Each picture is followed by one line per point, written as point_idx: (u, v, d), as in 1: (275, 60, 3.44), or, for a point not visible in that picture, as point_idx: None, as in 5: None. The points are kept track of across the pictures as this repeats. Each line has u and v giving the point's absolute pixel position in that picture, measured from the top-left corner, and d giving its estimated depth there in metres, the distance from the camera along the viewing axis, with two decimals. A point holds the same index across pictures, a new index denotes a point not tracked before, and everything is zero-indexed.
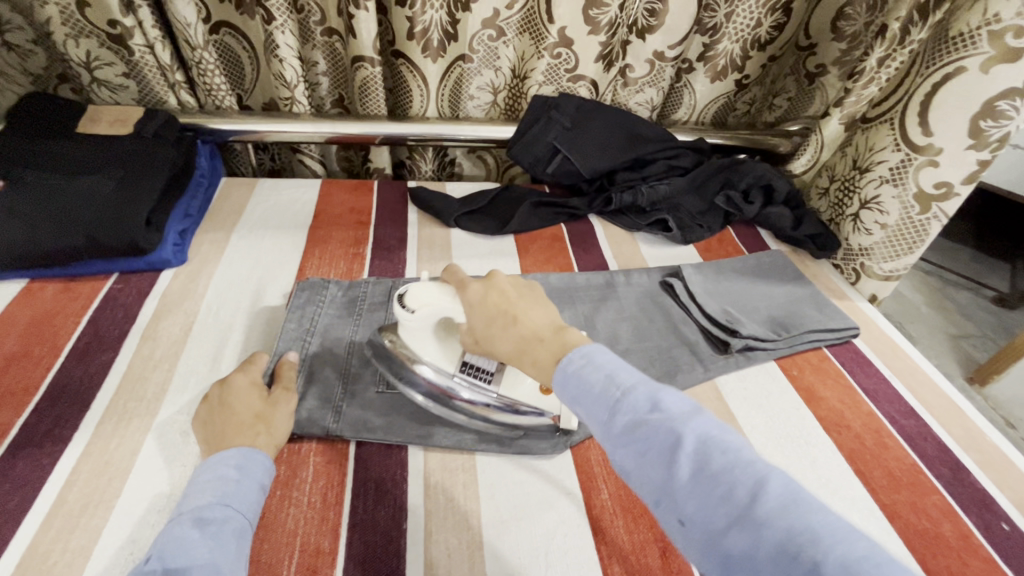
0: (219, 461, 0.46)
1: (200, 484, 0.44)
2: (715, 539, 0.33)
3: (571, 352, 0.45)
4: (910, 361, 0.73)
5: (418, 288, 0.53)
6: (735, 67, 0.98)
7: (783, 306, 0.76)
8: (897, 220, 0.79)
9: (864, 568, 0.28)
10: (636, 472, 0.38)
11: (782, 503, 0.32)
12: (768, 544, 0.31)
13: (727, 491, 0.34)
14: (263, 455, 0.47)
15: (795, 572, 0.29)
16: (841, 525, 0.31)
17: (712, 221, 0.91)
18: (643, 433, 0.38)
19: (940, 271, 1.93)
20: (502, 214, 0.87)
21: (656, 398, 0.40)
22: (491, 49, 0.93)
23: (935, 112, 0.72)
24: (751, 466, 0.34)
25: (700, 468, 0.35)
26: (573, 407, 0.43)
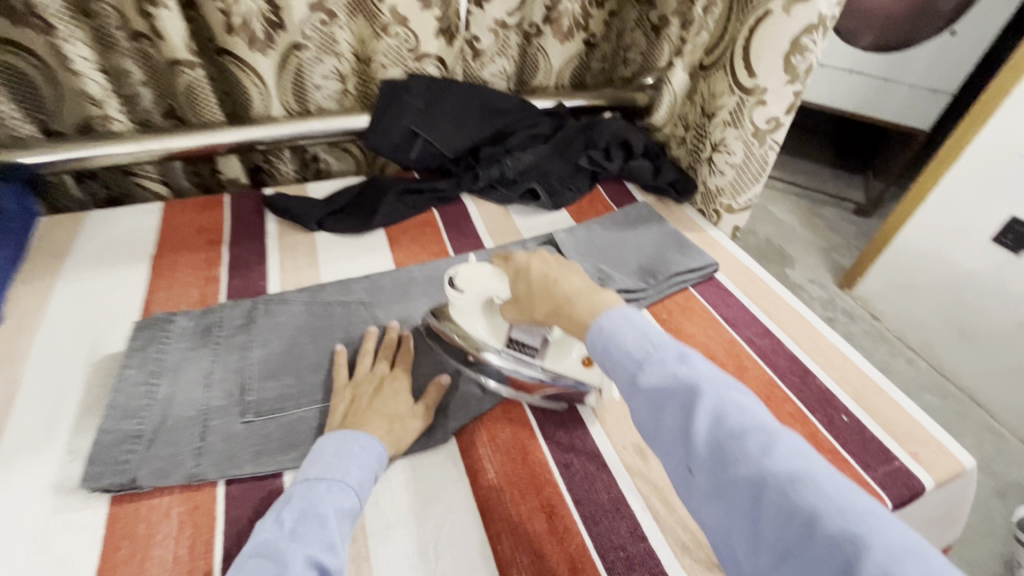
0: (347, 438, 0.49)
1: (326, 457, 0.47)
2: (722, 489, 0.36)
3: (608, 312, 0.47)
4: (764, 285, 0.79)
5: (466, 271, 0.60)
6: (580, 27, 1.01)
7: (650, 253, 0.80)
8: (745, 157, 0.84)
9: (858, 513, 0.32)
10: (648, 420, 0.40)
11: (791, 458, 0.35)
12: (772, 490, 0.34)
13: (741, 445, 0.36)
14: (382, 444, 0.50)
15: (796, 517, 0.32)
16: (844, 481, 0.34)
17: (581, 182, 0.93)
18: (665, 383, 0.40)
19: (808, 192, 2.13)
20: (366, 209, 0.83)
21: (684, 353, 0.42)
22: (326, 34, 0.86)
23: (759, 58, 0.75)
24: (767, 427, 0.37)
25: (718, 423, 0.38)
26: (603, 362, 0.45)
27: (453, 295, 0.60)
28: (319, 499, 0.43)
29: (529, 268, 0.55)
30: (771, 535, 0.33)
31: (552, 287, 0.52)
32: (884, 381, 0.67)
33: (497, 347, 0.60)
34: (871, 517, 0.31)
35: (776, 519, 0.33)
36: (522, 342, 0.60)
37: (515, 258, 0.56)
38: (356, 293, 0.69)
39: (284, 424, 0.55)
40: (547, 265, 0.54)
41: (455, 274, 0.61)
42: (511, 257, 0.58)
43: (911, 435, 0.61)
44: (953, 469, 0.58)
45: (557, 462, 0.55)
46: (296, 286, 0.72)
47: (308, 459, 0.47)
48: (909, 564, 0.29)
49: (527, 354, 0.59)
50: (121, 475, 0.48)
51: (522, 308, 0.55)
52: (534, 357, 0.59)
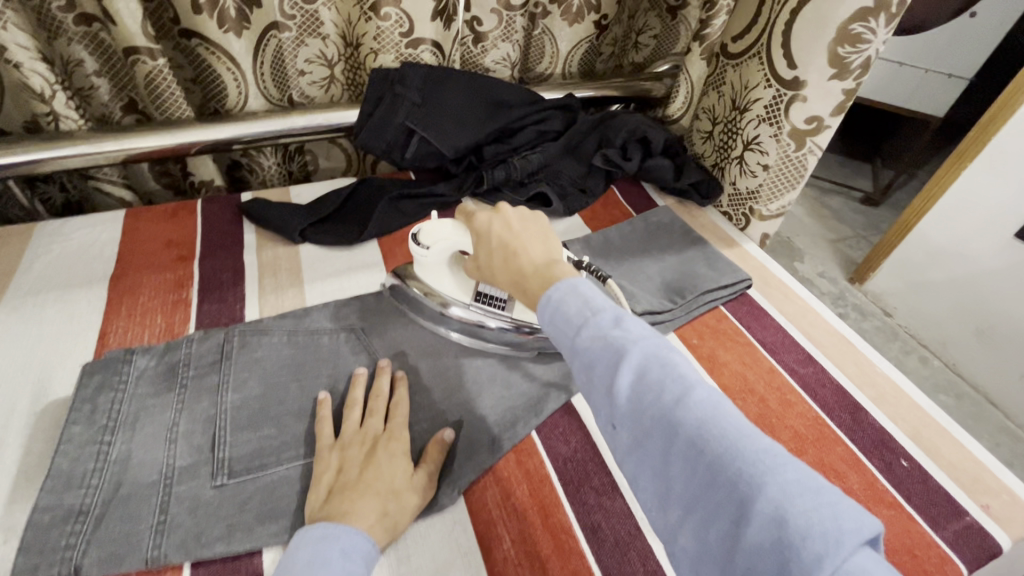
0: (326, 537, 0.40)
1: (298, 566, 0.38)
2: (641, 442, 0.35)
3: (558, 283, 0.43)
4: (801, 301, 0.72)
5: (430, 226, 0.58)
6: (591, 8, 0.91)
7: (676, 267, 0.72)
8: (779, 159, 0.74)
9: (764, 459, 0.31)
10: (581, 383, 0.38)
11: (708, 408, 0.34)
12: (683, 440, 0.33)
13: (658, 398, 0.35)
14: (370, 541, 0.41)
15: (703, 464, 0.32)
16: (751, 427, 0.33)
17: (596, 184, 0.84)
18: (596, 345, 0.38)
19: (815, 181, 2.05)
20: (358, 217, 0.75)
21: (616, 312, 0.39)
22: (309, 14, 0.78)
23: (798, 44, 0.66)
24: (686, 378, 0.35)
25: (641, 380, 0.36)
26: (545, 329, 0.42)
27: (418, 252, 0.58)
28: None
29: (490, 234, 0.51)
30: (684, 482, 0.33)
31: (512, 259, 0.48)
32: (943, 416, 0.59)
33: (466, 300, 0.60)
34: (777, 461, 0.31)
35: (688, 469, 0.33)
36: (490, 294, 0.60)
37: (476, 222, 0.53)
38: (345, 320, 0.61)
39: (262, 486, 0.46)
40: (508, 234, 0.50)
41: (419, 231, 0.59)
42: (473, 212, 0.54)
43: (979, 483, 0.53)
44: None
45: (583, 527, 0.47)
46: (277, 310, 0.63)
47: (277, 574, 0.38)
48: (800, 497, 0.30)
49: (496, 305, 0.59)
50: (62, 565, 0.39)
51: (481, 275, 0.53)
52: (503, 308, 0.59)
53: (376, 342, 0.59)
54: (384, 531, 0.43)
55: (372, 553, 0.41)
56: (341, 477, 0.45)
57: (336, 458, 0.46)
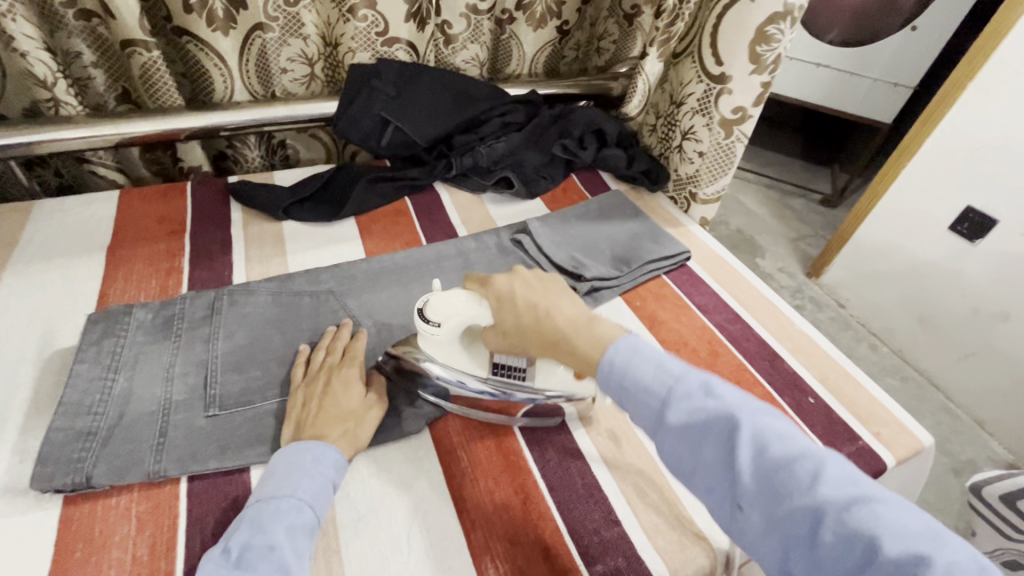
0: (299, 449, 0.47)
1: (278, 471, 0.45)
2: (774, 520, 0.36)
3: (614, 344, 0.47)
4: (735, 272, 0.81)
5: (439, 299, 0.54)
6: (553, 15, 1.01)
7: (624, 242, 0.81)
8: (712, 146, 0.84)
9: (913, 531, 0.32)
10: (692, 459, 0.41)
11: (842, 483, 0.35)
12: (828, 518, 0.34)
13: (786, 474, 0.37)
14: (338, 450, 0.48)
15: (856, 543, 0.33)
16: (892, 500, 0.35)
17: (556, 171, 0.93)
18: (700, 421, 0.41)
19: (778, 184, 2.17)
20: (335, 198, 0.82)
21: (708, 384, 0.42)
22: (292, 15, 0.85)
23: (723, 44, 0.76)
24: (808, 451, 0.37)
25: (761, 455, 0.38)
26: (621, 402, 0.45)
27: (428, 332, 0.53)
28: (268, 522, 0.42)
29: (513, 297, 0.52)
30: (835, 562, 0.34)
31: (546, 320, 0.50)
32: (850, 364, 0.68)
33: (484, 375, 0.55)
34: (931, 536, 0.32)
35: (835, 546, 0.34)
36: (509, 365, 0.55)
37: (496, 284, 0.52)
38: (325, 284, 0.67)
39: (250, 417, 0.53)
40: (531, 294, 0.51)
41: (426, 306, 0.54)
42: (487, 281, 0.53)
43: (873, 416, 0.62)
44: (913, 448, 0.60)
45: (531, 450, 0.55)
46: (262, 276, 0.70)
47: (262, 476, 0.46)
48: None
49: (517, 378, 0.55)
50: (75, 474, 0.46)
51: (509, 338, 0.52)
52: (525, 378, 0.55)
53: (354, 302, 0.66)
54: (349, 444, 0.50)
55: (342, 461, 0.48)
56: (321, 404, 0.51)
57: (300, 396, 0.53)
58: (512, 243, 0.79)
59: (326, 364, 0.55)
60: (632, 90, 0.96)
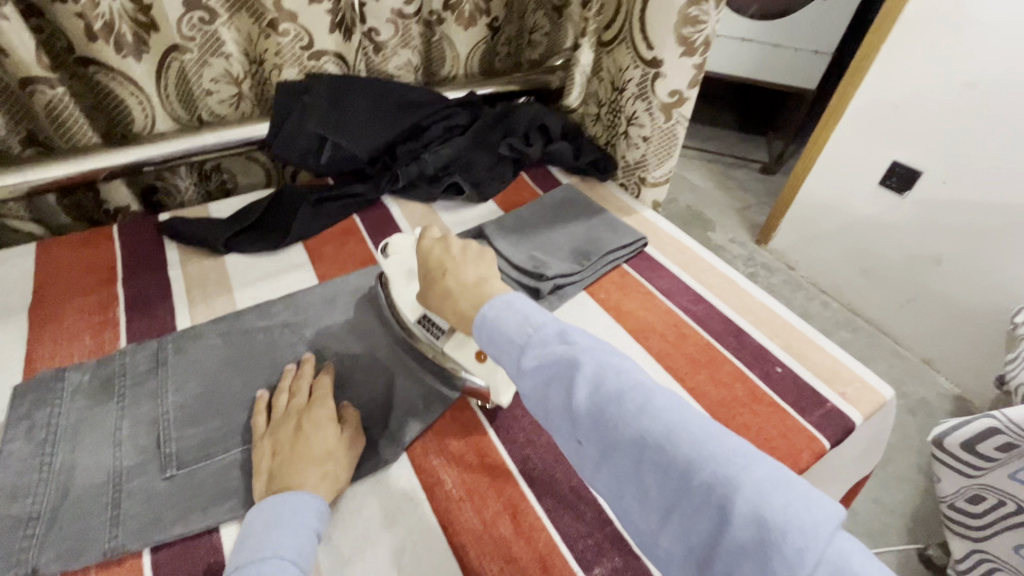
0: (275, 504, 0.44)
1: (255, 532, 0.43)
2: (609, 454, 0.37)
3: (492, 301, 0.47)
4: (692, 252, 0.82)
5: (398, 238, 0.64)
6: (481, 12, 0.99)
7: (581, 236, 0.80)
8: (654, 130, 0.85)
9: (729, 457, 0.34)
10: (540, 400, 0.41)
11: (666, 412, 0.36)
12: (650, 447, 0.35)
13: (617, 405, 0.37)
14: (317, 498, 0.46)
15: (672, 472, 0.34)
16: (712, 428, 0.36)
17: (505, 171, 0.91)
18: (548, 362, 0.40)
19: (719, 157, 2.24)
20: (280, 224, 0.77)
21: (566, 332, 0.42)
22: (210, 34, 0.78)
23: (653, 30, 0.76)
24: (641, 384, 0.38)
25: (598, 391, 0.38)
26: (490, 350, 0.45)
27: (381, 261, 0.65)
28: None
29: (428, 257, 0.57)
30: (653, 485, 0.35)
31: (443, 279, 0.53)
32: (809, 328, 0.71)
33: (412, 319, 0.59)
34: (740, 456, 0.34)
35: (657, 471, 0.35)
36: (435, 321, 0.58)
37: (425, 240, 0.58)
38: (278, 317, 0.64)
39: (212, 473, 0.49)
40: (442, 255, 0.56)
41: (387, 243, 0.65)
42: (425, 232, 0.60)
43: (838, 375, 0.65)
44: (877, 402, 0.62)
45: (514, 460, 0.53)
46: (208, 317, 0.65)
47: (237, 543, 0.43)
48: (770, 492, 0.32)
49: (432, 333, 0.58)
50: (18, 568, 0.42)
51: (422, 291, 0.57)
52: (440, 338, 0.57)
53: (311, 332, 0.62)
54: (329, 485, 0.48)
55: (322, 510, 0.46)
56: (288, 451, 0.48)
57: (267, 444, 0.49)
58: None
59: (290, 408, 0.52)
60: (571, 82, 0.97)
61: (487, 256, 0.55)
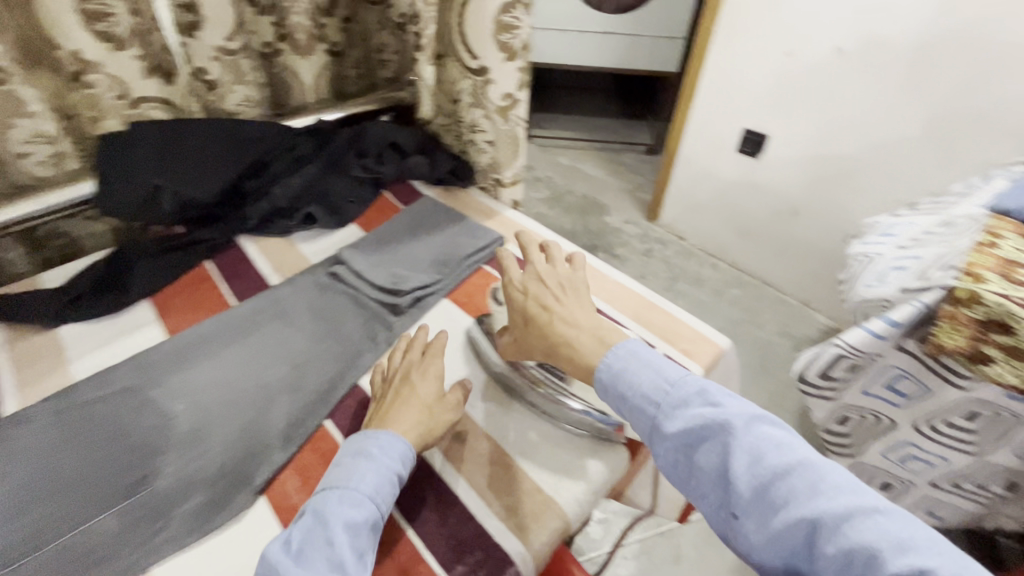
0: (369, 438, 0.50)
1: (345, 464, 0.48)
2: (769, 533, 0.38)
3: (621, 351, 0.50)
4: (548, 242, 0.87)
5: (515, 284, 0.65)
6: (317, 38, 1.00)
7: (438, 245, 0.82)
8: (495, 134, 0.90)
9: (915, 544, 0.34)
10: (689, 465, 0.43)
11: (837, 491, 0.37)
12: (821, 526, 0.36)
13: (779, 481, 0.39)
14: (404, 441, 0.50)
15: (852, 560, 0.34)
16: (895, 512, 0.36)
17: (364, 193, 0.92)
18: (694, 428, 0.43)
19: (606, 145, 2.36)
20: (119, 284, 0.73)
21: (707, 393, 0.45)
22: (5, 94, 0.72)
23: (473, 39, 0.82)
24: (804, 460, 0.40)
25: (755, 463, 0.40)
26: (623, 407, 0.48)
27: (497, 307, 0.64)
28: (324, 524, 0.43)
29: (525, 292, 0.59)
30: (828, 570, 0.35)
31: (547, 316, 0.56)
32: (654, 294, 0.77)
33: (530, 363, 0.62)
34: (926, 544, 0.33)
35: (833, 558, 0.35)
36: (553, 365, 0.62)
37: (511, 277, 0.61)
38: (121, 381, 0.61)
39: (44, 561, 0.47)
40: (547, 291, 0.58)
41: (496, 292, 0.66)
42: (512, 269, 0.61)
43: (680, 334, 0.71)
44: (714, 351, 0.69)
45: None
46: (43, 394, 0.62)
47: (336, 464, 0.49)
48: None
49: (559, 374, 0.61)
50: None
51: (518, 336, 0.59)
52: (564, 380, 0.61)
53: (159, 390, 0.60)
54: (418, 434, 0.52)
55: (408, 452, 0.50)
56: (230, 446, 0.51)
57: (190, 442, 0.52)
58: (327, 277, 0.77)
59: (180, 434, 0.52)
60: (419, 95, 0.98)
61: (579, 293, 0.58)
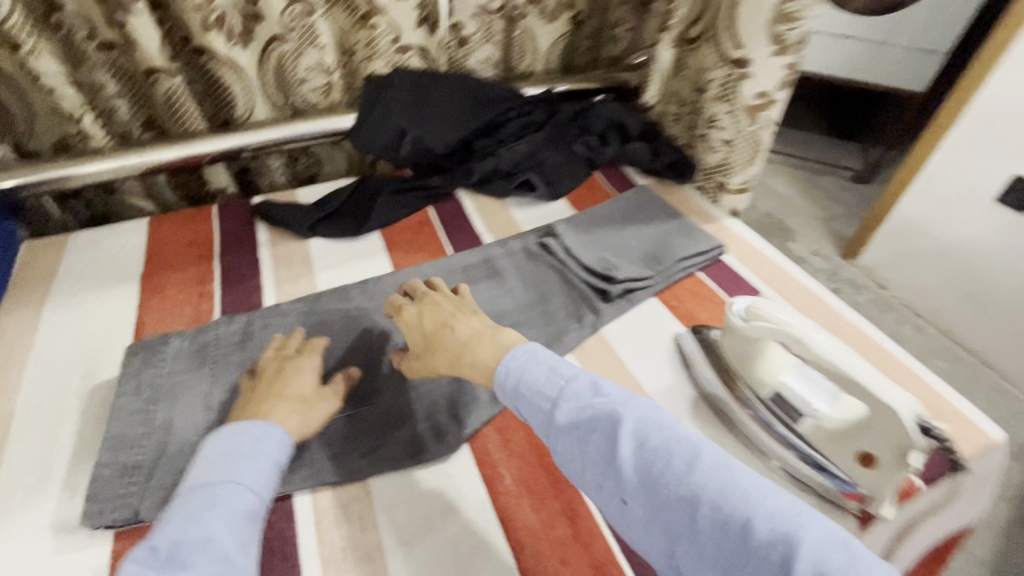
0: (529, 350, 0.50)
1: (523, 360, 0.50)
2: (657, 512, 0.40)
3: (516, 351, 0.51)
4: (773, 264, 0.78)
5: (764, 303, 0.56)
6: (565, 6, 0.98)
7: (653, 239, 0.78)
8: (736, 133, 0.80)
9: (788, 517, 0.37)
10: (581, 456, 0.44)
11: (715, 470, 0.40)
12: (704, 504, 0.39)
13: (666, 464, 0.41)
14: (279, 429, 0.49)
15: (730, 533, 0.37)
16: (762, 483, 0.40)
17: (578, 169, 0.90)
18: (585, 418, 0.45)
19: (804, 159, 2.03)
20: (359, 212, 0.81)
21: (596, 385, 0.47)
22: (308, 27, 0.81)
23: (741, 25, 0.72)
24: (686, 441, 0.42)
25: (642, 447, 0.43)
26: (516, 404, 0.49)
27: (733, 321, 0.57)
28: (201, 513, 0.41)
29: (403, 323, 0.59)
30: (711, 548, 0.38)
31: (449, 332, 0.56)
32: (906, 355, 0.65)
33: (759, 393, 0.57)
34: (795, 514, 0.37)
35: (711, 532, 0.38)
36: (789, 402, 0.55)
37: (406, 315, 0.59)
38: (356, 302, 0.67)
39: None
40: (444, 311, 0.58)
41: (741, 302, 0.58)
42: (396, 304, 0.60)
43: (936, 409, 0.59)
44: (985, 444, 0.56)
45: None
46: (292, 296, 0.70)
47: (208, 452, 0.46)
48: (830, 551, 0.35)
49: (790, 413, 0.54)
50: (124, 510, 0.47)
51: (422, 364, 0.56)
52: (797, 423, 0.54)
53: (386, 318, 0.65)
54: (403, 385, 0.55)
55: (287, 440, 0.49)
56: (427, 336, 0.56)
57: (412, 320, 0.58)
58: (538, 247, 0.77)
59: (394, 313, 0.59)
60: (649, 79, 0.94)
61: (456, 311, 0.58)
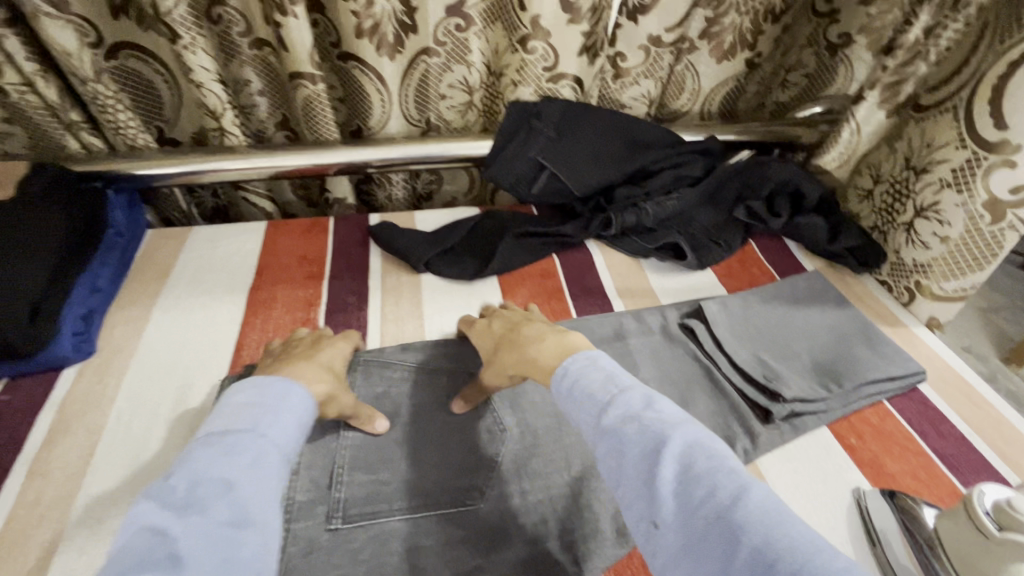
0: (264, 387, 0.45)
1: (236, 408, 0.43)
2: (692, 545, 0.33)
3: (577, 355, 0.47)
4: (992, 409, 0.60)
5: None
6: (746, 45, 0.85)
7: (828, 346, 0.63)
8: (965, 232, 0.64)
9: None
10: (618, 469, 0.39)
11: (764, 506, 0.33)
12: (744, 546, 0.31)
13: (708, 491, 0.35)
14: (304, 389, 0.46)
15: None
16: (819, 539, 0.32)
17: (733, 237, 0.77)
18: (630, 426, 0.40)
19: None
20: (482, 253, 0.73)
21: (651, 399, 0.42)
22: (461, 41, 0.75)
23: (1011, 101, 0.57)
24: (736, 475, 0.36)
25: (685, 470, 0.36)
26: (566, 404, 0.44)
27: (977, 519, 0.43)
28: (227, 454, 0.38)
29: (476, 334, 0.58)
30: None
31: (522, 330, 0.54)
32: None
33: None
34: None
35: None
36: None
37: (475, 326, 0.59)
38: (469, 366, 0.58)
39: (372, 538, 0.45)
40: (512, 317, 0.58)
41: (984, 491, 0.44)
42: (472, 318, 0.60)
43: None
44: None
45: None
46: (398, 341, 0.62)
47: (221, 402, 0.44)
48: None
49: None
50: None
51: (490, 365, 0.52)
52: None
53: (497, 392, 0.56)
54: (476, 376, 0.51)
55: (310, 399, 0.46)
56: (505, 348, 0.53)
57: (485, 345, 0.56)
58: (680, 329, 0.64)
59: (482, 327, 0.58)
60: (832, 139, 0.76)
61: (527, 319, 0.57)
